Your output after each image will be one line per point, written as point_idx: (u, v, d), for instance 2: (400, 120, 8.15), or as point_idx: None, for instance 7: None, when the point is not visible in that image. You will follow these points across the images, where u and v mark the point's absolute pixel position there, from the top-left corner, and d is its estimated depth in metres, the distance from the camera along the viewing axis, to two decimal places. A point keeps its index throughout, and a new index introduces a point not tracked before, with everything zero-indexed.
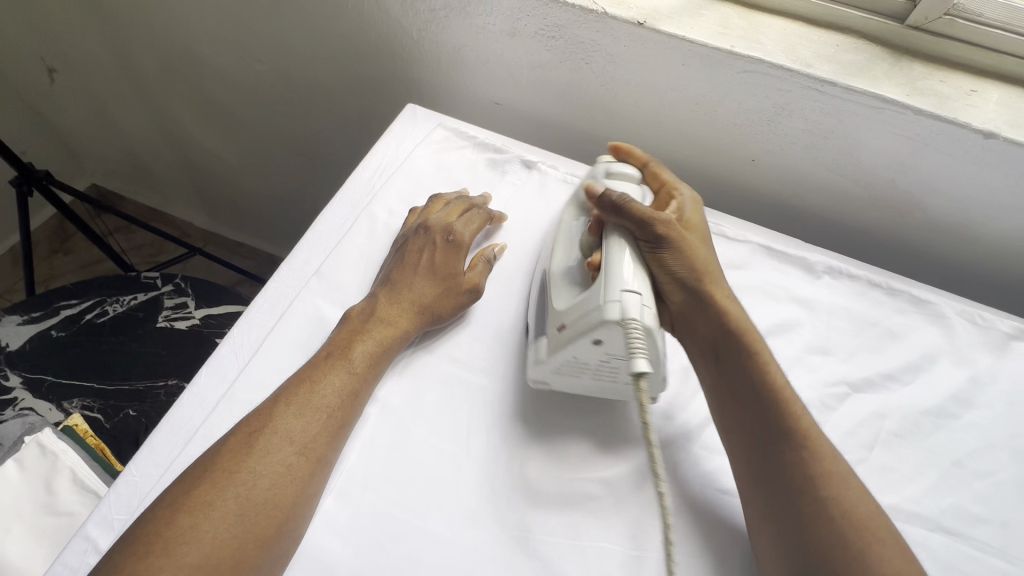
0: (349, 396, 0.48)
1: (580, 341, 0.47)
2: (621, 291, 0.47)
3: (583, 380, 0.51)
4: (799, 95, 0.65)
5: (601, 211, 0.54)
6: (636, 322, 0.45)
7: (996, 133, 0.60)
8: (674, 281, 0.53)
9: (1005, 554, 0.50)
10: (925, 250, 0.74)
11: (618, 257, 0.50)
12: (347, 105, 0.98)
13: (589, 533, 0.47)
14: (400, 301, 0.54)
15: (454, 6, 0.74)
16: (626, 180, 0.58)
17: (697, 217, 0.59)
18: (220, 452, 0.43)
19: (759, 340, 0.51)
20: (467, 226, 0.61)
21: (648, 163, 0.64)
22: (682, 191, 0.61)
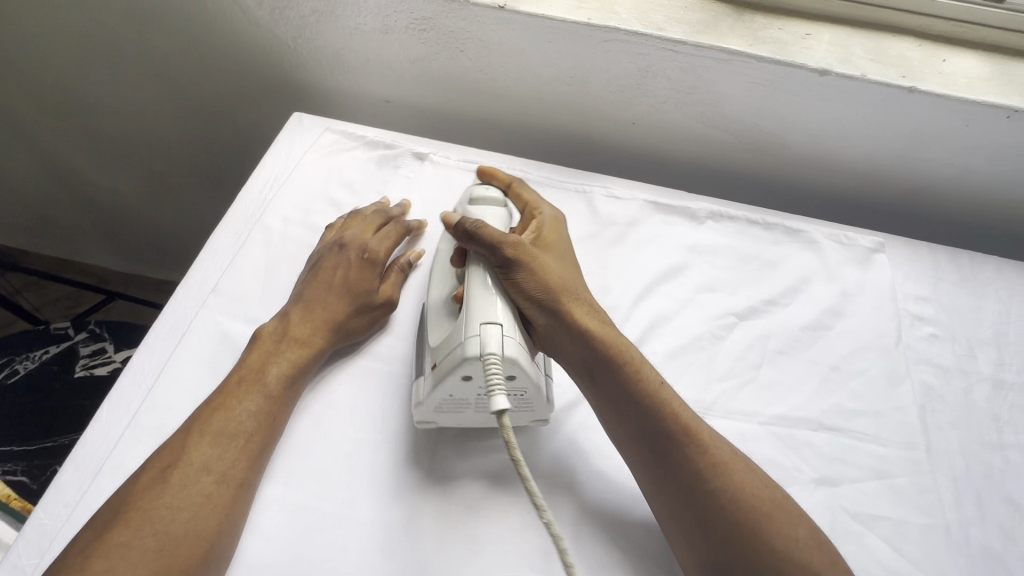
0: (265, 419, 0.49)
1: (450, 378, 0.47)
2: (481, 324, 0.47)
3: (468, 414, 0.50)
4: (658, 57, 0.69)
5: (459, 239, 0.54)
6: (493, 354, 0.45)
7: (829, 69, 0.66)
8: (533, 303, 0.51)
9: (880, 440, 0.56)
10: (796, 184, 0.81)
11: (479, 287, 0.51)
12: (240, 122, 0.97)
13: (507, 489, 0.50)
14: (313, 320, 0.54)
15: (322, 10, 0.75)
16: (491, 203, 0.58)
17: (556, 233, 0.59)
18: (132, 491, 0.42)
19: (629, 348, 0.51)
20: (383, 242, 0.61)
21: (512, 182, 0.64)
22: (542, 210, 0.61)
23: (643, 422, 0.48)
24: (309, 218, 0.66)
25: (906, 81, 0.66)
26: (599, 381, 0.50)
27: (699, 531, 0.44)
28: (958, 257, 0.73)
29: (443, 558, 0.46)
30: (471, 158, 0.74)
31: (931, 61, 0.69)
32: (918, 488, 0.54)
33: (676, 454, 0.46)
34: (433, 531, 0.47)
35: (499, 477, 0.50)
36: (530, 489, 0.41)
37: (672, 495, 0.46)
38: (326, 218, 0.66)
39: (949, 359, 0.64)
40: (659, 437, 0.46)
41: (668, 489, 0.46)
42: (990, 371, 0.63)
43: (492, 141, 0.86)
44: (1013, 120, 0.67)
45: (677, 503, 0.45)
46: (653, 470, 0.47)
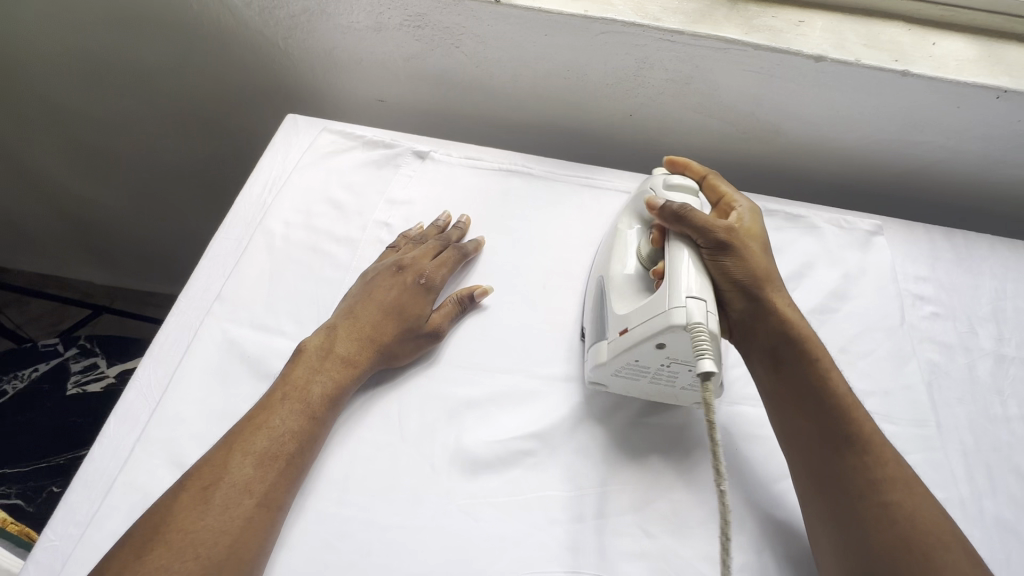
0: (305, 438, 0.47)
1: (645, 344, 0.47)
2: (687, 297, 0.46)
3: (642, 382, 0.51)
4: (655, 47, 0.69)
5: (664, 221, 0.53)
6: (701, 326, 0.44)
7: (824, 56, 0.67)
8: (735, 288, 0.52)
9: (891, 418, 0.57)
10: (792, 170, 0.82)
11: (680, 262, 0.49)
12: (230, 127, 0.95)
13: (532, 485, 0.49)
14: (359, 337, 0.53)
15: (314, 9, 0.73)
16: (686, 192, 0.56)
17: (758, 226, 0.56)
18: (169, 511, 0.41)
19: (824, 350, 0.51)
20: (439, 269, 0.59)
21: (706, 175, 0.61)
22: (741, 203, 0.58)
23: (827, 417, 0.48)
24: (311, 220, 0.65)
25: (899, 65, 0.67)
26: (786, 373, 0.50)
27: (859, 539, 0.44)
28: (954, 236, 0.74)
29: (472, 558, 0.45)
30: (471, 154, 0.73)
31: (921, 45, 0.70)
32: (932, 463, 0.55)
33: (854, 458, 0.46)
34: (458, 531, 0.47)
35: (519, 471, 0.50)
36: (715, 452, 0.41)
37: (831, 484, 0.46)
38: (329, 220, 0.65)
39: (951, 336, 0.65)
40: (844, 435, 0.47)
41: (833, 492, 0.46)
42: (991, 346, 0.65)
43: (488, 137, 0.86)
44: (1002, 100, 0.68)
45: (840, 512, 0.45)
46: (823, 476, 0.47)
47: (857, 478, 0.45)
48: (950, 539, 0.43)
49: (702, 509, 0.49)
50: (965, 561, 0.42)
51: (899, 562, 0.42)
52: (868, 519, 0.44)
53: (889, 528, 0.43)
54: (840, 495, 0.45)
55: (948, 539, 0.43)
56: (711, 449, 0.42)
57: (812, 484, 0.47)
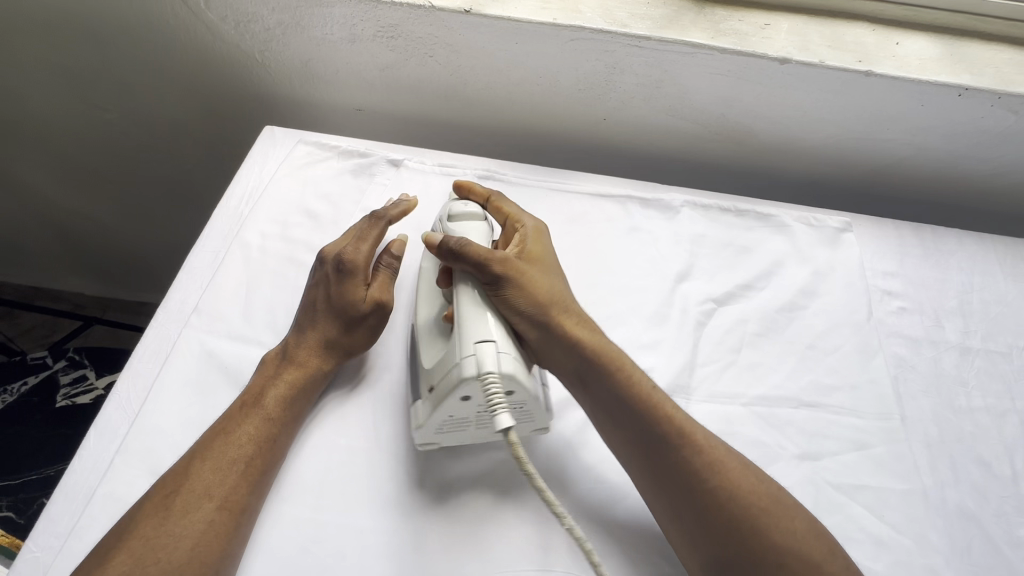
0: (264, 440, 0.48)
1: (450, 400, 0.47)
2: (474, 343, 0.47)
3: (470, 432, 0.50)
4: (624, 53, 0.71)
5: (443, 258, 0.54)
6: (492, 373, 0.45)
7: (789, 58, 0.68)
8: (525, 319, 0.51)
9: (857, 412, 0.59)
10: (765, 170, 0.83)
11: (468, 306, 0.50)
12: (211, 138, 0.96)
13: (503, 485, 0.51)
14: (306, 340, 0.54)
15: (288, 22, 0.74)
16: (470, 218, 0.59)
17: (540, 241, 0.59)
18: (135, 519, 0.43)
19: (621, 354, 0.52)
20: (358, 247, 0.58)
21: (490, 197, 0.63)
22: (524, 222, 0.61)
23: (638, 425, 0.49)
24: (287, 231, 0.66)
25: (863, 65, 0.69)
26: (593, 390, 0.51)
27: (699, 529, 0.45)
28: (922, 232, 0.76)
29: (443, 558, 0.47)
30: (446, 161, 0.74)
31: (885, 45, 0.71)
32: (896, 455, 0.56)
33: (669, 455, 0.47)
34: (429, 531, 0.48)
35: (485, 472, 0.51)
36: (547, 497, 0.42)
37: (665, 491, 0.47)
38: (305, 230, 0.66)
39: (918, 330, 0.67)
40: (650, 437, 0.48)
41: (670, 493, 0.47)
42: (957, 339, 0.66)
43: (466, 144, 0.87)
44: (964, 97, 0.69)
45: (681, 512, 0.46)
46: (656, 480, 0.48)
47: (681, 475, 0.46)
48: (767, 498, 0.46)
49: None
50: (788, 521, 0.45)
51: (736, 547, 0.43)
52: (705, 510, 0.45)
53: (713, 510, 0.45)
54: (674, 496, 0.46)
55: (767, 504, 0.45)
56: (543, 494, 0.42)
57: (653, 495, 0.48)
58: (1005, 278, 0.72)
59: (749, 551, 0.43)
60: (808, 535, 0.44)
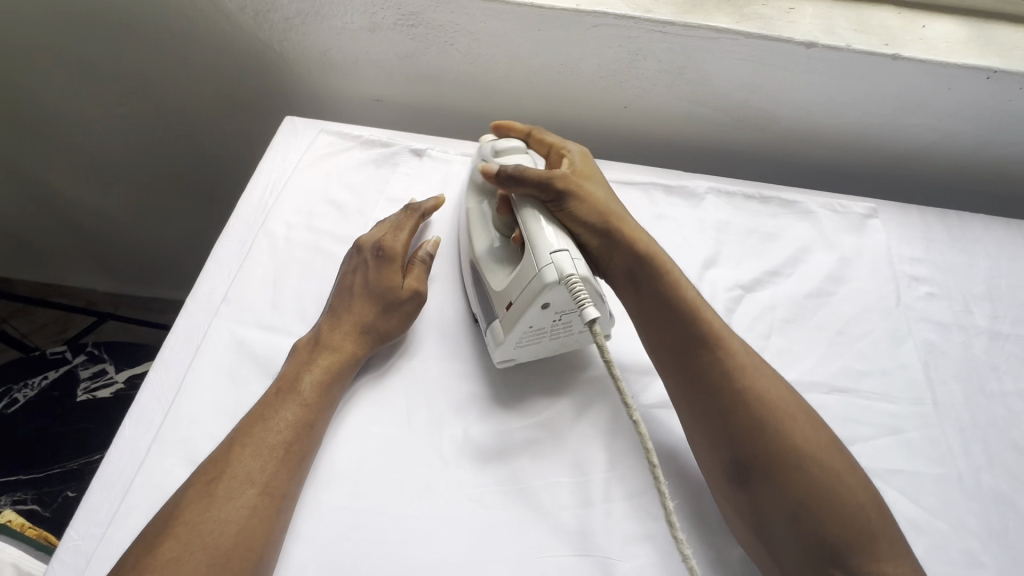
0: (303, 426, 0.49)
1: (531, 310, 0.49)
2: (551, 253, 0.49)
3: (543, 343, 0.53)
4: (647, 39, 0.70)
5: (501, 185, 0.56)
6: (574, 276, 0.47)
7: (815, 42, 0.68)
8: (587, 228, 0.55)
9: (889, 397, 0.58)
10: (788, 157, 0.83)
11: (534, 223, 0.53)
12: (228, 130, 0.96)
13: (538, 472, 0.51)
14: (342, 325, 0.55)
15: (308, 11, 0.74)
16: (516, 153, 0.61)
17: (588, 166, 0.63)
18: (180, 505, 0.43)
19: (670, 263, 0.55)
20: (395, 237, 0.60)
21: (531, 132, 0.68)
22: (570, 149, 0.65)
23: (685, 325, 0.51)
24: (313, 221, 0.66)
25: (889, 49, 0.68)
26: (642, 291, 0.54)
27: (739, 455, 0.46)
28: (948, 217, 0.75)
29: (482, 544, 0.47)
30: (468, 150, 0.74)
31: (911, 29, 0.70)
32: (929, 440, 0.56)
33: (707, 354, 0.50)
34: (468, 517, 0.48)
35: (522, 459, 0.51)
36: (637, 425, 0.43)
37: (685, 373, 0.50)
38: (330, 220, 0.66)
39: (947, 315, 0.66)
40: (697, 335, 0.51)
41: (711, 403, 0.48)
42: (986, 324, 0.66)
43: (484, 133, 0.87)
44: (992, 80, 0.69)
45: (720, 426, 0.47)
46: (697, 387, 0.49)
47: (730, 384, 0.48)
48: (773, 387, 0.48)
49: (706, 489, 0.51)
50: (809, 429, 0.46)
51: (731, 419, 0.47)
52: (751, 435, 0.46)
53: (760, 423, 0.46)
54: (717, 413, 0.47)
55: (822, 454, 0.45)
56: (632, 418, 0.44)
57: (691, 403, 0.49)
58: None
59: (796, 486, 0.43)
60: (827, 447, 0.45)
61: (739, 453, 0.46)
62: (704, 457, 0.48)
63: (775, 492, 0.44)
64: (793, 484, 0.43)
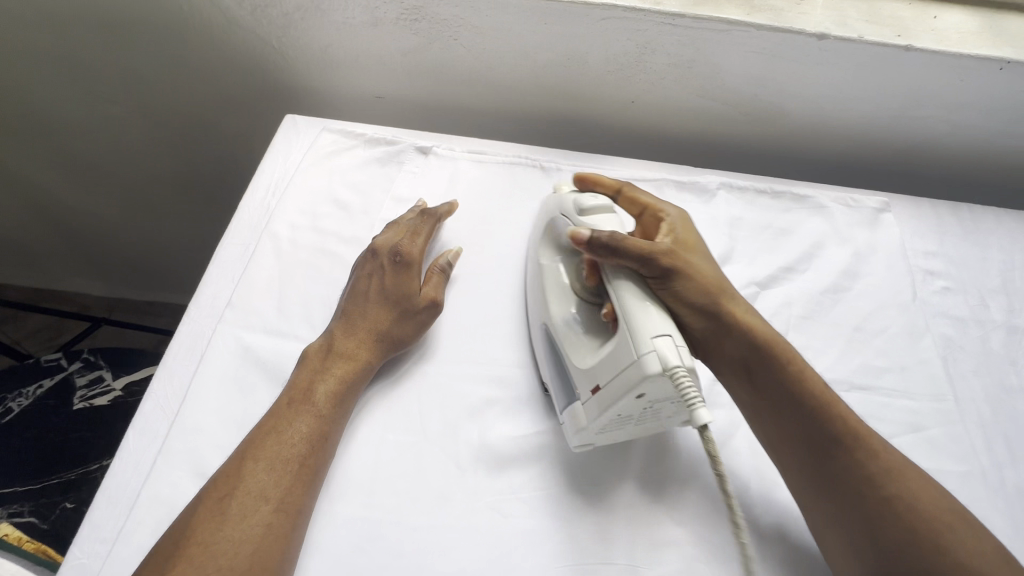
0: (317, 437, 0.47)
1: (625, 400, 0.44)
2: (653, 338, 0.43)
3: (626, 430, 0.48)
4: (657, 32, 0.69)
5: (594, 255, 0.50)
6: (679, 369, 0.42)
7: (827, 34, 0.67)
8: (694, 308, 0.52)
9: (909, 394, 0.57)
10: (797, 150, 0.82)
11: (631, 297, 0.47)
12: (225, 130, 0.93)
13: (557, 479, 0.49)
14: (356, 332, 0.53)
15: (307, 6, 0.72)
16: (603, 211, 0.54)
17: (690, 234, 0.58)
18: (191, 523, 0.41)
19: (787, 346, 0.52)
20: (412, 242, 0.59)
21: (621, 188, 0.62)
22: (667, 212, 0.59)
23: (810, 420, 0.48)
24: (317, 222, 0.64)
25: (902, 40, 0.67)
26: (759, 380, 0.51)
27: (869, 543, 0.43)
28: (960, 210, 0.74)
29: (503, 554, 0.45)
30: (474, 147, 0.72)
31: (923, 19, 0.69)
32: (952, 437, 0.55)
33: (840, 452, 0.46)
34: (488, 528, 0.46)
35: (540, 467, 0.50)
36: (732, 506, 0.41)
37: (807, 466, 0.48)
38: (335, 221, 0.64)
39: (963, 310, 0.66)
40: (826, 433, 0.47)
41: (838, 496, 0.46)
42: (1003, 318, 0.65)
43: (489, 130, 0.85)
44: (1005, 71, 0.68)
45: (850, 518, 0.45)
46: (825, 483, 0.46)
47: (858, 477, 0.45)
48: (898, 471, 0.45)
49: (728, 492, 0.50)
50: (936, 510, 0.43)
51: (855, 500, 0.45)
52: (881, 517, 0.43)
53: (892, 517, 0.43)
54: (846, 505, 0.45)
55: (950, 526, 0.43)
56: (727, 502, 0.42)
57: (816, 498, 0.47)
58: None
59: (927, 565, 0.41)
60: (961, 525, 0.43)
61: (867, 545, 0.43)
62: (831, 541, 0.46)
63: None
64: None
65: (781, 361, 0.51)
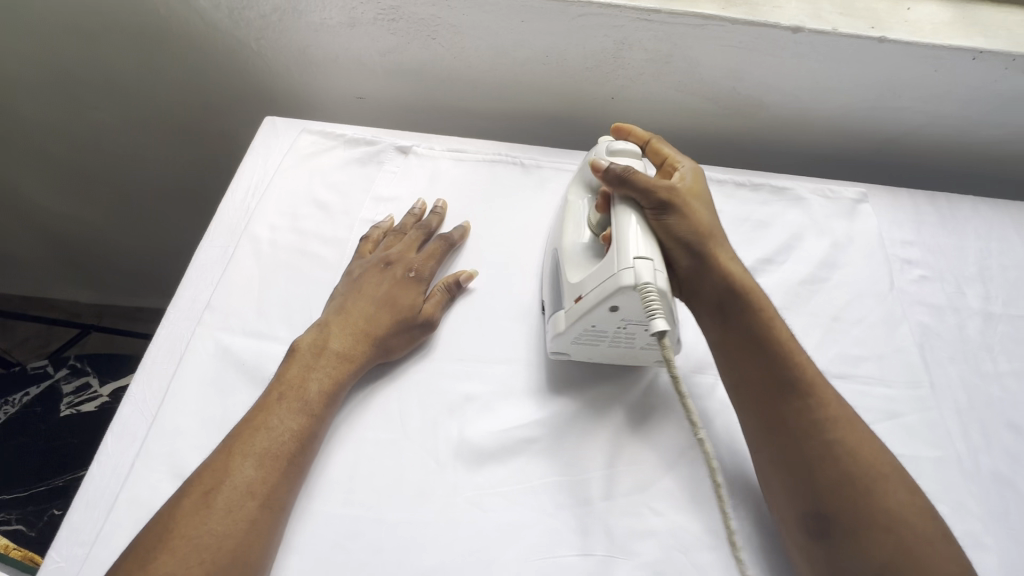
0: (305, 436, 0.47)
1: (598, 309, 0.49)
2: (634, 258, 0.48)
3: (600, 348, 0.53)
4: (633, 27, 0.69)
5: (607, 183, 0.55)
6: (650, 286, 0.47)
7: (801, 27, 0.67)
8: (678, 245, 0.53)
9: (887, 381, 0.58)
10: (777, 143, 0.83)
11: (627, 225, 0.52)
12: (209, 134, 0.93)
13: (537, 473, 0.50)
14: (353, 332, 0.53)
15: (284, 7, 0.72)
16: (630, 156, 0.58)
17: (701, 185, 0.58)
18: (173, 516, 0.41)
19: (764, 295, 0.52)
20: (424, 261, 0.60)
21: (649, 140, 0.63)
22: (683, 164, 0.60)
23: (774, 364, 0.49)
24: (297, 223, 0.64)
25: (875, 32, 0.68)
26: (732, 323, 0.51)
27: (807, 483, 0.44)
28: (937, 199, 0.75)
29: (483, 548, 0.46)
30: (454, 145, 0.73)
31: (896, 11, 0.70)
32: (928, 423, 0.56)
33: (797, 397, 0.47)
34: (467, 522, 0.47)
35: (524, 461, 0.50)
36: (687, 407, 0.45)
37: (761, 403, 0.49)
38: (315, 221, 0.64)
39: (940, 297, 0.66)
40: (785, 376, 0.48)
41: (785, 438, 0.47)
42: (979, 305, 0.66)
43: (471, 128, 0.85)
44: (978, 61, 0.68)
45: (796, 462, 0.45)
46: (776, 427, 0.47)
47: (807, 423, 0.46)
48: (846, 425, 0.46)
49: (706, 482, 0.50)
50: (890, 472, 0.44)
51: (802, 451, 0.45)
52: (822, 466, 0.44)
53: (834, 466, 0.44)
54: (791, 455, 0.46)
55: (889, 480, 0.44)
56: (682, 403, 0.45)
57: (766, 441, 0.48)
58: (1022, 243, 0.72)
59: (858, 521, 0.42)
60: (908, 492, 0.43)
61: (802, 488, 0.45)
62: (769, 481, 0.47)
63: (833, 535, 0.43)
64: (863, 536, 0.42)
65: (754, 307, 0.51)
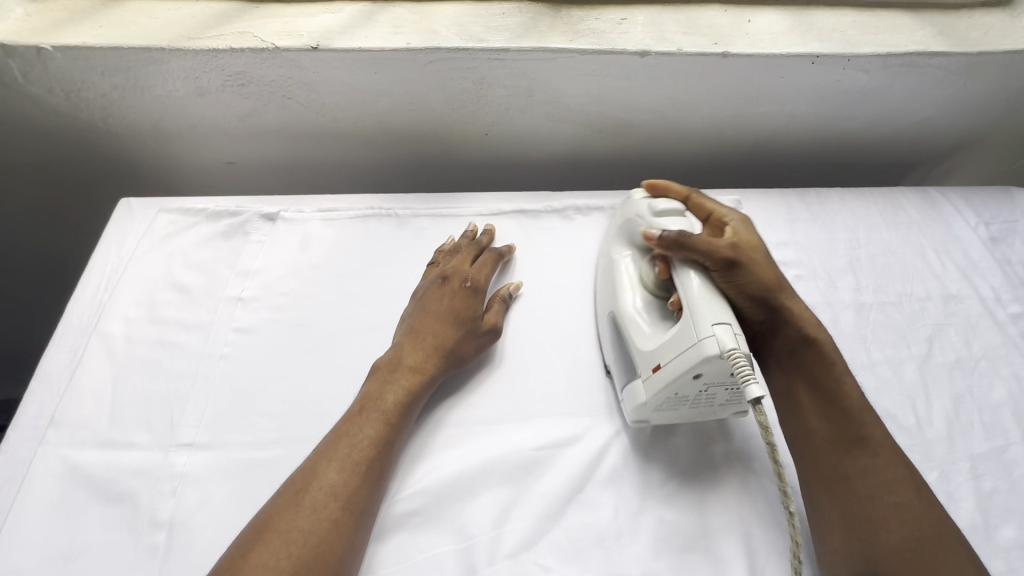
0: (387, 445, 0.49)
1: (682, 379, 0.47)
2: (712, 324, 0.46)
3: (681, 412, 0.51)
4: (487, 67, 0.69)
5: (663, 249, 0.52)
6: (737, 351, 0.45)
7: (648, 50, 0.68)
8: (750, 300, 0.52)
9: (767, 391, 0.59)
10: (655, 156, 0.85)
11: (689, 287, 0.49)
12: (78, 214, 0.88)
13: (421, 547, 0.48)
14: (424, 345, 0.56)
15: (124, 84, 0.68)
16: (676, 215, 0.56)
17: (755, 235, 0.56)
18: (273, 511, 0.44)
19: (834, 348, 0.53)
20: (480, 270, 0.63)
21: (689, 193, 0.60)
22: (731, 216, 0.58)
23: (840, 420, 0.49)
24: (155, 312, 0.60)
25: (718, 47, 0.69)
26: (802, 374, 0.52)
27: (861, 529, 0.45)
28: (807, 196, 0.78)
29: None
30: (326, 204, 0.71)
31: (738, 25, 0.73)
32: None
33: (861, 454, 0.48)
34: None
35: (408, 537, 0.48)
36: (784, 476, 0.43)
37: (816, 454, 0.49)
38: (175, 307, 0.61)
39: (815, 295, 0.68)
40: (852, 434, 0.49)
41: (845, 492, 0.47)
42: (851, 297, 0.68)
43: (354, 176, 0.84)
44: (819, 65, 0.71)
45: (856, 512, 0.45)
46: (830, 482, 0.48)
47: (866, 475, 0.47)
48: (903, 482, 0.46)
49: (595, 527, 0.50)
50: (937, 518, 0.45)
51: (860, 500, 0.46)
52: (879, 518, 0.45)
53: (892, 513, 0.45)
54: (849, 505, 0.46)
55: (941, 531, 0.44)
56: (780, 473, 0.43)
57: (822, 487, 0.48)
58: (887, 229, 0.75)
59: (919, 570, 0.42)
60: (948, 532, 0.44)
61: (860, 534, 0.45)
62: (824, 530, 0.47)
63: None
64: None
65: (827, 362, 0.52)
